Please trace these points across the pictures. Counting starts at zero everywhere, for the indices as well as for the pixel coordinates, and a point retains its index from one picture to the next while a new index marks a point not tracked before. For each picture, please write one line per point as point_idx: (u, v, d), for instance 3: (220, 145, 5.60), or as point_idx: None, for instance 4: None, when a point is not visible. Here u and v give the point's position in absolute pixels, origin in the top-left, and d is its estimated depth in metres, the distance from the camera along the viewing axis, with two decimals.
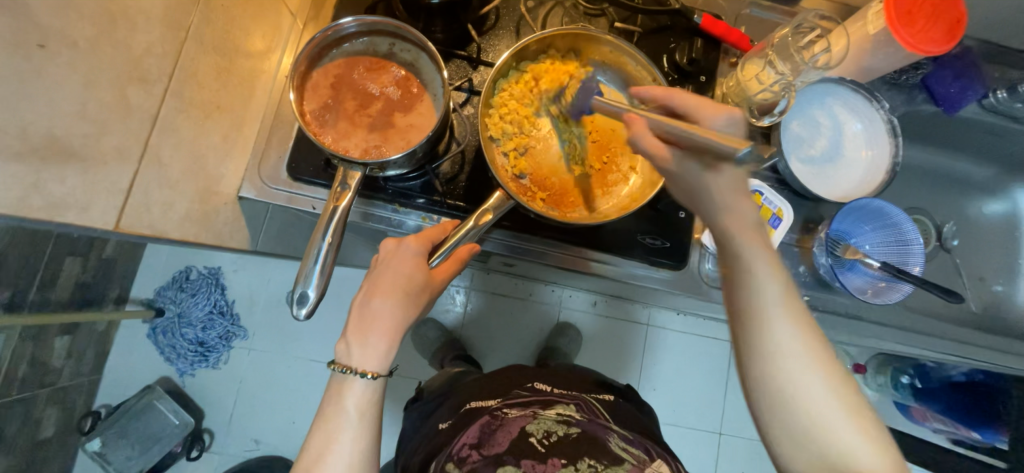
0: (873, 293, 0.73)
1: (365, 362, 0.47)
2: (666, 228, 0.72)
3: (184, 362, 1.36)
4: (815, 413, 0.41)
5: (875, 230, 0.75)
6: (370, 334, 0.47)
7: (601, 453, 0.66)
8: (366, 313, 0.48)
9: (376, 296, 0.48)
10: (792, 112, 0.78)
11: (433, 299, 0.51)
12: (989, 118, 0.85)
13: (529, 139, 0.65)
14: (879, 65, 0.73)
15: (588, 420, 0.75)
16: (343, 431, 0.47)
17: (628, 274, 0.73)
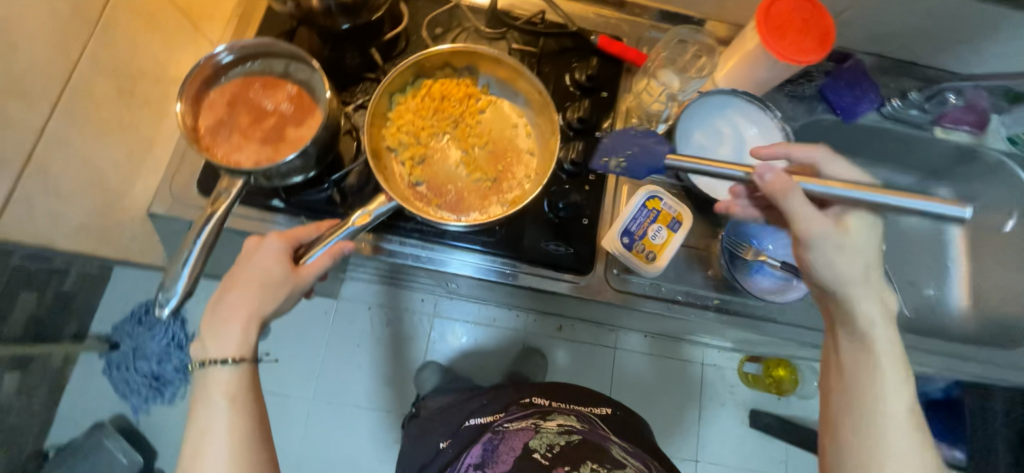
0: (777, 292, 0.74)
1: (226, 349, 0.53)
2: (569, 234, 0.74)
3: (138, 397, 1.28)
4: (891, 428, 0.55)
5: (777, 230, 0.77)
6: (229, 325, 0.54)
7: (601, 459, 0.69)
8: (223, 306, 0.54)
9: (228, 290, 0.55)
10: (696, 121, 0.81)
11: (292, 293, 0.56)
12: (892, 124, 0.88)
13: (426, 149, 0.68)
14: (766, 75, 0.77)
15: (591, 429, 0.78)
16: (220, 416, 0.51)
17: (533, 280, 0.74)
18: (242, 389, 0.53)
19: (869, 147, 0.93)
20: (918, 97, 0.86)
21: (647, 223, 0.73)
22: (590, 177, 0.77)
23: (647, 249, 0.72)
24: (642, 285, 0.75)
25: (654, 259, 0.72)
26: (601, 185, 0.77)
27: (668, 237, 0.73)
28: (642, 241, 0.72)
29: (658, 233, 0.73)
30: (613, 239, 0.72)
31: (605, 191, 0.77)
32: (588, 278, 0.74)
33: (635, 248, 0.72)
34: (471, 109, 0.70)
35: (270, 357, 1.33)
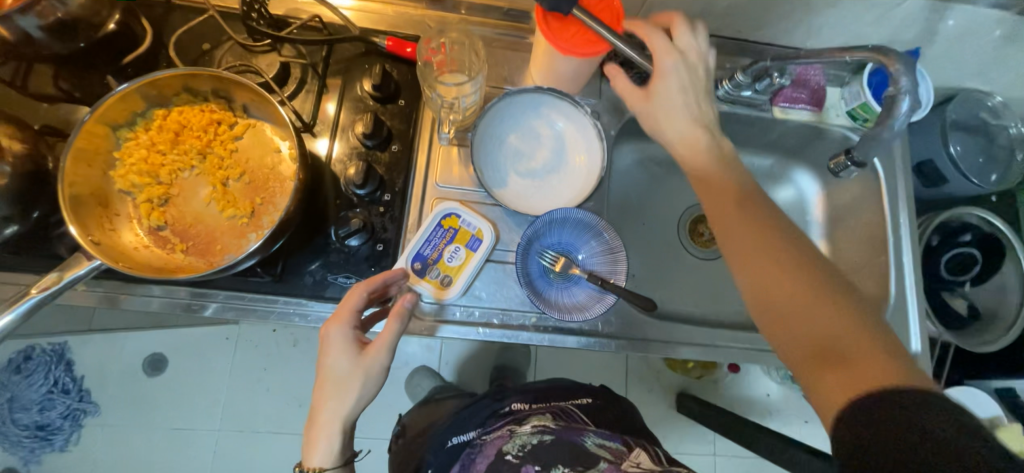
0: (588, 306, 0.71)
1: (323, 456, 0.56)
2: (359, 264, 0.68)
3: (23, 450, 1.16)
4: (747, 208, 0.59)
5: (590, 239, 0.74)
6: (337, 433, 0.56)
7: (577, 457, 0.66)
8: (322, 418, 0.55)
9: (323, 402, 0.55)
10: (509, 125, 0.76)
11: (341, 386, 0.55)
12: (728, 108, 0.84)
13: (169, 189, 0.60)
14: (567, 71, 0.72)
15: (567, 423, 0.76)
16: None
17: (324, 316, 0.68)
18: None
19: None
20: (745, 78, 0.78)
21: (443, 246, 0.68)
22: (384, 198, 0.71)
23: (441, 273, 0.67)
24: (449, 310, 0.68)
25: (450, 283, 0.67)
26: (397, 207, 0.71)
27: (467, 257, 0.68)
28: (437, 265, 0.67)
29: (455, 254, 0.68)
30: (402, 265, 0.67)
31: (402, 211, 0.72)
32: None
33: (426, 274, 0.67)
34: (222, 137, 0.62)
35: (159, 408, 1.22)
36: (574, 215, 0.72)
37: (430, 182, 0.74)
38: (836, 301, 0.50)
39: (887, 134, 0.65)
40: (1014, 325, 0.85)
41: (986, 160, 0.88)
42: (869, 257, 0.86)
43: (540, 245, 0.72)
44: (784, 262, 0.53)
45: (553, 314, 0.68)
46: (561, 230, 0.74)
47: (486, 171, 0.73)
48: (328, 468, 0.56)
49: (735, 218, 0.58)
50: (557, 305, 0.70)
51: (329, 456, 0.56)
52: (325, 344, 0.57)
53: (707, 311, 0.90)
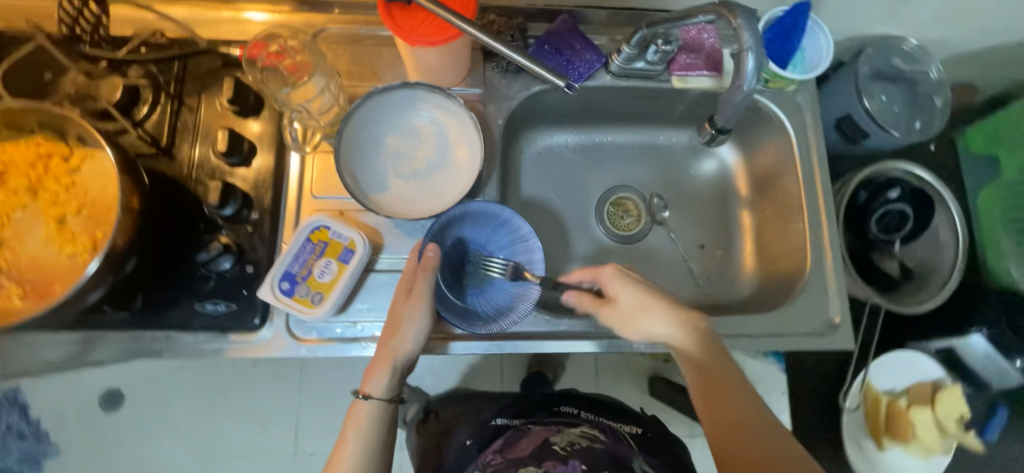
0: (515, 306, 0.70)
1: (376, 388, 0.61)
2: (229, 288, 0.65)
3: None
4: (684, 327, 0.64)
5: (497, 229, 0.73)
6: (390, 369, 0.61)
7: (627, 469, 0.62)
8: (383, 352, 0.61)
9: (388, 337, 0.61)
10: (385, 125, 0.72)
11: (414, 314, 0.62)
12: (623, 83, 0.80)
13: (1, 232, 0.57)
14: (430, 61, 0.68)
15: (614, 438, 0.70)
16: (349, 440, 0.59)
17: (199, 347, 0.65)
18: (382, 425, 0.61)
19: (615, 105, 0.86)
20: (630, 50, 0.74)
21: (312, 261, 0.64)
22: (251, 217, 0.68)
23: (311, 291, 0.63)
24: (330, 327, 0.67)
25: (321, 300, 0.64)
26: (266, 224, 0.68)
27: (339, 270, 0.65)
28: (306, 282, 0.64)
29: (326, 269, 0.64)
30: (268, 287, 0.63)
31: (274, 228, 0.68)
32: (265, 333, 0.66)
33: (297, 293, 0.63)
34: (52, 171, 0.59)
35: None
36: (473, 208, 0.70)
37: (305, 196, 0.70)
38: (752, 431, 0.56)
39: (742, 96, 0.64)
40: (949, 280, 0.83)
41: (902, 110, 0.84)
42: (789, 227, 0.82)
43: (452, 252, 0.72)
44: (716, 402, 0.58)
45: (491, 327, 0.67)
46: (469, 227, 0.72)
47: (361, 177, 0.70)
48: (375, 398, 0.60)
49: (668, 324, 0.62)
50: (489, 314, 0.69)
51: (383, 389, 0.61)
52: (398, 284, 0.65)
53: None
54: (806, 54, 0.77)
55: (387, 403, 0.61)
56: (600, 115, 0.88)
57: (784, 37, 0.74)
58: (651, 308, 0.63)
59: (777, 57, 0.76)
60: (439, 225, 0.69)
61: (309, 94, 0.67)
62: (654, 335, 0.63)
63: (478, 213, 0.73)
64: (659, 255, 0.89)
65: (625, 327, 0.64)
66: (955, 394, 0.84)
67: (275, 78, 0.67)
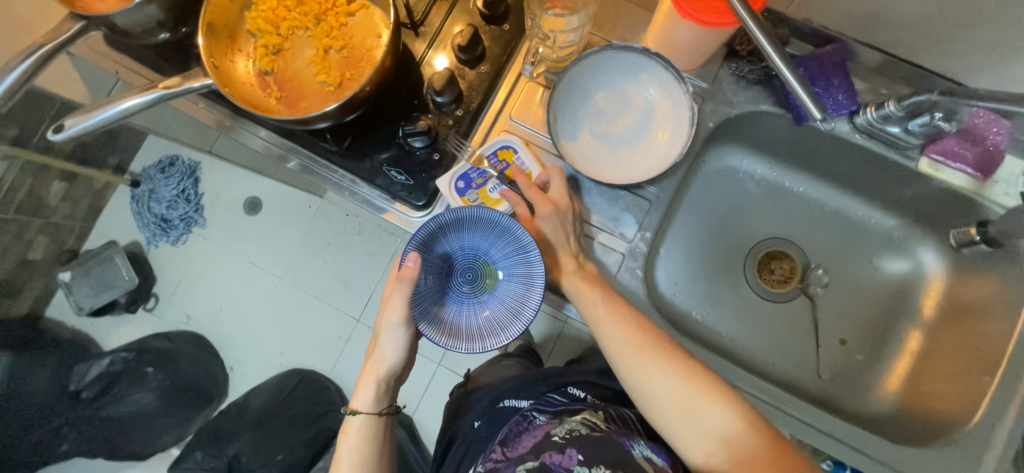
0: (495, 328, 0.63)
1: (363, 403, 0.71)
2: (413, 167, 0.72)
3: (150, 232, 1.47)
4: (656, 383, 0.63)
5: (495, 242, 0.66)
6: (374, 384, 0.71)
7: (626, 463, 0.60)
8: (366, 368, 0.72)
9: (371, 355, 0.71)
10: (602, 81, 0.73)
11: (384, 335, 0.67)
12: (862, 141, 0.71)
13: (283, 42, 0.68)
14: (683, 39, 0.66)
15: (614, 428, 0.69)
16: (345, 441, 0.72)
17: (370, 200, 0.74)
18: (374, 428, 0.73)
19: (832, 159, 0.78)
20: (893, 110, 0.65)
21: (490, 175, 0.69)
22: (455, 112, 0.72)
23: (478, 200, 0.68)
24: None
25: None
26: (465, 123, 0.72)
27: (507, 194, 0.69)
28: (477, 191, 0.69)
29: (498, 187, 0.69)
30: (447, 180, 0.69)
31: (467, 130, 0.72)
32: (422, 216, 0.73)
33: (466, 196, 0.69)
34: (339, 10, 0.68)
35: (246, 239, 1.46)
36: (464, 216, 0.65)
37: (505, 114, 0.74)
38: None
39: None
40: None
41: None
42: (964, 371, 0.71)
43: (440, 262, 0.67)
44: (751, 430, 0.59)
45: (465, 346, 0.62)
46: (460, 237, 0.67)
47: (561, 119, 0.72)
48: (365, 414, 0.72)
49: (601, 316, 0.65)
50: (466, 332, 0.64)
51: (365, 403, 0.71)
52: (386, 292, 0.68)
53: (741, 351, 0.82)
54: None
55: (378, 415, 0.72)
56: (807, 161, 0.81)
57: None
58: (644, 343, 0.65)
59: None
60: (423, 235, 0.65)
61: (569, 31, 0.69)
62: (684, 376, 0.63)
63: (647, 200, 0.72)
64: (794, 328, 0.82)
65: (587, 303, 0.65)
66: None
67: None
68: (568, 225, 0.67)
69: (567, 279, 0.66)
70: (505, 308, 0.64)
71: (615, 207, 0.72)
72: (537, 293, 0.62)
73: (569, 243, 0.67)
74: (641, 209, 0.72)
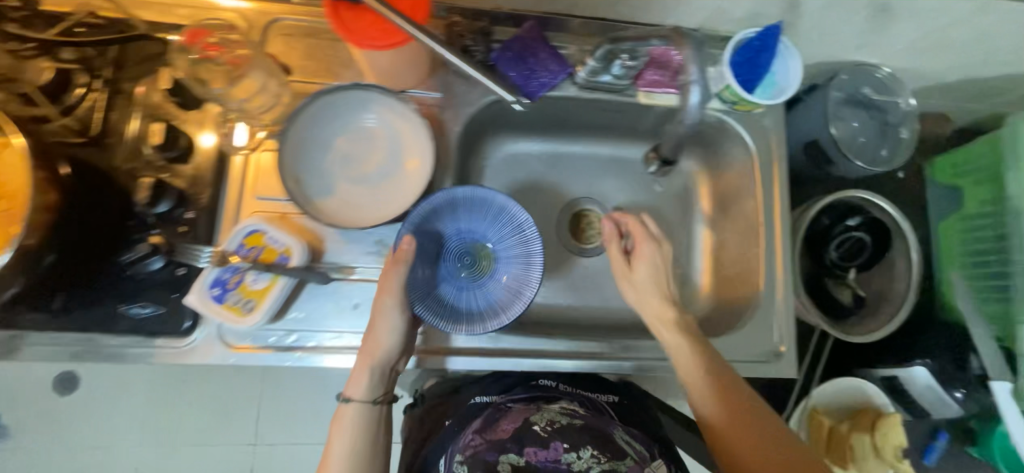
0: (512, 299, 0.72)
1: (357, 390, 0.63)
2: (160, 293, 0.63)
3: None
4: (678, 347, 0.67)
5: (489, 221, 0.74)
6: (368, 370, 0.63)
7: (608, 447, 0.63)
8: (370, 349, 0.63)
9: (370, 335, 0.63)
10: (333, 126, 0.69)
11: (375, 319, 0.63)
12: (590, 94, 0.78)
13: None
14: (381, 63, 0.65)
15: (592, 411, 0.70)
16: (336, 441, 0.61)
17: (123, 351, 0.63)
18: (369, 426, 0.63)
19: (579, 115, 0.83)
20: (594, 63, 0.72)
21: (245, 268, 0.62)
22: (185, 216, 0.65)
23: (242, 299, 0.61)
24: (264, 334, 0.65)
25: (253, 309, 0.62)
26: (201, 224, 0.65)
27: (271, 280, 0.62)
28: (237, 290, 0.61)
29: (258, 277, 0.62)
30: (196, 292, 0.61)
31: (208, 228, 0.66)
32: (195, 338, 0.64)
33: (227, 301, 0.61)
34: None
35: None
36: (460, 196, 0.70)
37: (247, 194, 0.68)
38: (756, 422, 0.61)
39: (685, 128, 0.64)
40: (899, 312, 0.83)
41: (867, 140, 0.84)
42: (742, 251, 0.83)
43: (441, 249, 0.74)
44: (717, 369, 0.65)
45: (479, 328, 0.68)
46: (465, 218, 0.74)
47: (305, 181, 0.67)
48: (358, 402, 0.63)
49: (678, 345, 0.67)
50: (493, 313, 0.71)
51: (364, 389, 0.63)
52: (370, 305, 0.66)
53: (579, 312, 0.86)
54: (777, 78, 0.75)
55: (373, 405, 0.63)
56: (565, 124, 0.86)
57: (751, 59, 0.73)
58: (657, 272, 0.71)
59: (743, 79, 0.74)
60: (445, 223, 0.73)
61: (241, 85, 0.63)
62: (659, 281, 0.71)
63: (428, 222, 0.72)
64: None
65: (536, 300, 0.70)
66: (898, 424, 0.83)
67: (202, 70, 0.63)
68: (665, 266, 0.72)
69: (657, 323, 0.70)
70: (512, 290, 0.72)
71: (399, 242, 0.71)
72: (536, 269, 0.71)
73: (663, 290, 0.71)
74: (425, 234, 0.72)
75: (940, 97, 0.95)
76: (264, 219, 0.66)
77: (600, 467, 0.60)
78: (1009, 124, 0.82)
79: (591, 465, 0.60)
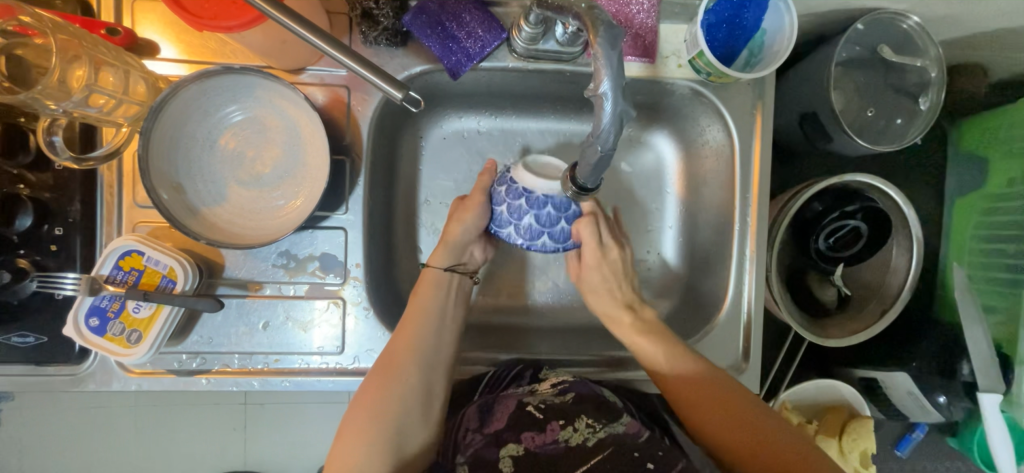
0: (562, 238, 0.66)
1: (442, 259, 0.66)
2: (41, 320, 0.57)
3: None
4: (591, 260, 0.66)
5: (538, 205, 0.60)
6: (449, 244, 0.66)
7: (598, 408, 0.56)
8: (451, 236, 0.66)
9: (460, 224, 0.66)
10: (212, 119, 0.58)
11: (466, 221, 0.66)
12: (533, 66, 0.63)
13: None
14: (251, 41, 0.52)
15: (585, 381, 0.61)
16: (427, 297, 0.63)
17: (8, 379, 0.58)
18: (445, 291, 0.65)
19: (526, 89, 0.68)
20: (531, 30, 0.57)
21: (122, 296, 0.56)
22: (54, 233, 0.56)
23: (125, 329, 0.56)
24: (167, 359, 0.60)
25: (139, 340, 0.56)
26: (75, 241, 0.57)
27: (156, 308, 0.56)
28: (119, 320, 0.56)
29: (140, 306, 0.56)
30: (71, 323, 0.55)
31: (88, 246, 0.58)
32: (89, 364, 0.59)
33: (108, 331, 0.56)
34: None
35: None
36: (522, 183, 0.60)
37: (127, 202, 0.58)
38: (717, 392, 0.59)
39: (597, 158, 0.41)
40: (889, 309, 0.74)
41: (877, 113, 0.71)
42: (711, 248, 0.72)
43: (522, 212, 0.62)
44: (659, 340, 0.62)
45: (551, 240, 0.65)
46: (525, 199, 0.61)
47: (183, 186, 0.57)
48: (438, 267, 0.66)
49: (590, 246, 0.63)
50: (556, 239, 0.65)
51: (447, 256, 0.66)
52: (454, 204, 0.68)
53: (539, 316, 0.75)
54: (767, 39, 0.61)
55: (446, 273, 0.66)
56: (513, 98, 0.71)
57: (732, 19, 0.60)
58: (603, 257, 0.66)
59: (720, 46, 0.62)
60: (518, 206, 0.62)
61: (47, 79, 0.47)
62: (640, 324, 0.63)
63: (340, 229, 0.62)
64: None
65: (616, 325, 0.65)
66: (869, 429, 0.77)
67: (30, 56, 0.49)
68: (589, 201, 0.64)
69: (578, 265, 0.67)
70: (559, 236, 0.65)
71: (311, 251, 0.61)
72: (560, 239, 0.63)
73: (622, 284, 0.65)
74: (339, 243, 0.62)
75: (986, 49, 0.76)
76: (142, 235, 0.57)
77: (596, 438, 0.54)
78: None
79: (588, 438, 0.54)
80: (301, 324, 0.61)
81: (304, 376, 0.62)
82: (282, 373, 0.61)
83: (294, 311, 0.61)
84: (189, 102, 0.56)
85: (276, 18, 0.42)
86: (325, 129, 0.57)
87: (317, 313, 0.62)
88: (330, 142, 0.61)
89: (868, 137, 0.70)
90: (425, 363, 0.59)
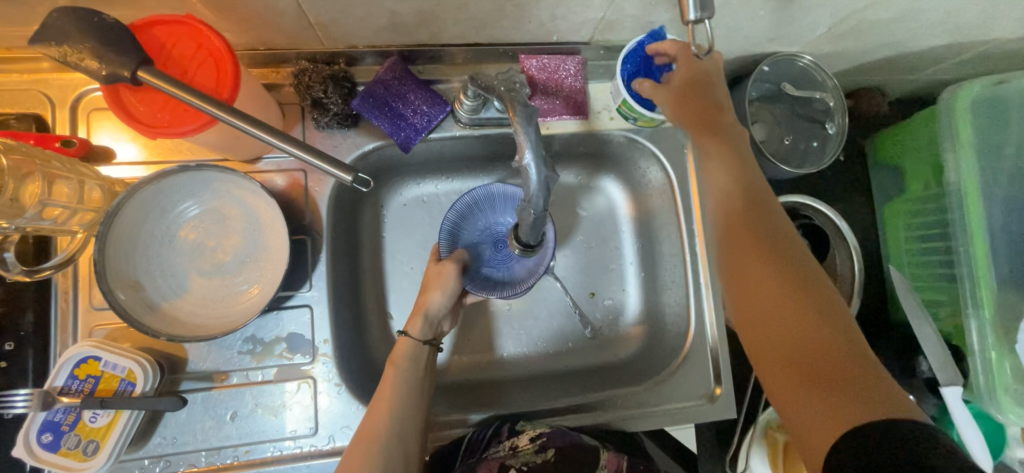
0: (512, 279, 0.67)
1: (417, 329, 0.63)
2: None
3: None
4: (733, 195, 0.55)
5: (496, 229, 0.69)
6: (424, 316, 0.64)
7: (575, 458, 0.58)
8: (424, 303, 0.64)
9: (430, 295, 0.64)
10: (171, 214, 0.60)
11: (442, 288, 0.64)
12: (479, 133, 0.68)
13: None
14: (206, 140, 0.55)
15: (562, 429, 0.62)
16: (395, 377, 0.60)
17: None
18: (419, 364, 0.62)
19: (477, 151, 0.73)
20: (470, 102, 0.62)
21: (77, 406, 0.54)
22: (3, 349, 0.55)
23: (81, 441, 0.53)
24: (127, 467, 0.57)
25: (96, 451, 0.54)
26: (25, 355, 0.55)
27: (115, 415, 0.54)
28: (74, 432, 0.54)
29: (97, 414, 0.54)
30: (22, 443, 0.52)
31: (40, 357, 0.56)
32: None
33: (62, 446, 0.53)
34: None
35: None
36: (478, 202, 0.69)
37: (83, 306, 0.58)
38: (872, 401, 0.40)
39: (534, 218, 0.45)
40: None
41: (794, 140, 0.79)
42: (669, 280, 0.75)
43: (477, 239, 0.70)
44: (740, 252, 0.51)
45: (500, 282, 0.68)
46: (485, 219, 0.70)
47: (143, 283, 0.58)
48: (415, 341, 0.63)
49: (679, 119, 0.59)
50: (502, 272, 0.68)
51: (423, 328, 0.64)
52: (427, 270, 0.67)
53: (513, 367, 0.75)
54: None
55: (423, 346, 0.63)
56: (465, 161, 0.75)
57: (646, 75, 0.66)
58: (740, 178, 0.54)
59: None
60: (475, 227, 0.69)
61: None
62: (744, 273, 0.50)
63: (306, 307, 0.62)
64: (547, 310, 0.77)
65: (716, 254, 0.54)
66: None
67: None
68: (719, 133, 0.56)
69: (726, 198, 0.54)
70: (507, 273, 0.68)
71: (277, 333, 0.61)
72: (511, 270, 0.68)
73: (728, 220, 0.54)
74: (305, 321, 0.62)
75: (876, 76, 0.86)
76: (99, 339, 0.56)
77: None
78: (943, 97, 0.75)
79: None
80: (270, 410, 0.60)
81: (277, 467, 0.59)
82: (253, 466, 0.59)
83: (262, 397, 0.60)
84: (147, 202, 0.58)
85: (225, 120, 0.45)
86: (282, 211, 0.59)
87: (288, 396, 0.60)
88: (290, 224, 0.63)
89: (792, 163, 0.78)
90: (385, 435, 0.56)
